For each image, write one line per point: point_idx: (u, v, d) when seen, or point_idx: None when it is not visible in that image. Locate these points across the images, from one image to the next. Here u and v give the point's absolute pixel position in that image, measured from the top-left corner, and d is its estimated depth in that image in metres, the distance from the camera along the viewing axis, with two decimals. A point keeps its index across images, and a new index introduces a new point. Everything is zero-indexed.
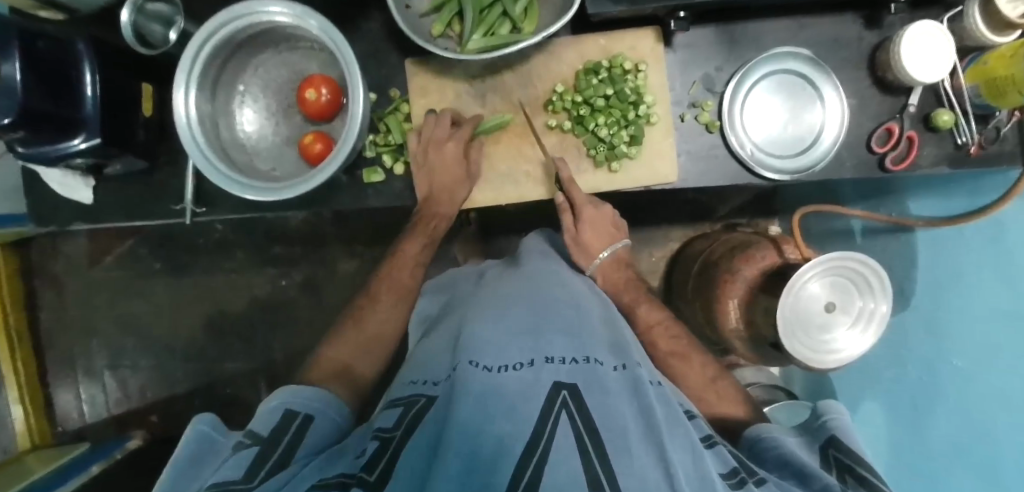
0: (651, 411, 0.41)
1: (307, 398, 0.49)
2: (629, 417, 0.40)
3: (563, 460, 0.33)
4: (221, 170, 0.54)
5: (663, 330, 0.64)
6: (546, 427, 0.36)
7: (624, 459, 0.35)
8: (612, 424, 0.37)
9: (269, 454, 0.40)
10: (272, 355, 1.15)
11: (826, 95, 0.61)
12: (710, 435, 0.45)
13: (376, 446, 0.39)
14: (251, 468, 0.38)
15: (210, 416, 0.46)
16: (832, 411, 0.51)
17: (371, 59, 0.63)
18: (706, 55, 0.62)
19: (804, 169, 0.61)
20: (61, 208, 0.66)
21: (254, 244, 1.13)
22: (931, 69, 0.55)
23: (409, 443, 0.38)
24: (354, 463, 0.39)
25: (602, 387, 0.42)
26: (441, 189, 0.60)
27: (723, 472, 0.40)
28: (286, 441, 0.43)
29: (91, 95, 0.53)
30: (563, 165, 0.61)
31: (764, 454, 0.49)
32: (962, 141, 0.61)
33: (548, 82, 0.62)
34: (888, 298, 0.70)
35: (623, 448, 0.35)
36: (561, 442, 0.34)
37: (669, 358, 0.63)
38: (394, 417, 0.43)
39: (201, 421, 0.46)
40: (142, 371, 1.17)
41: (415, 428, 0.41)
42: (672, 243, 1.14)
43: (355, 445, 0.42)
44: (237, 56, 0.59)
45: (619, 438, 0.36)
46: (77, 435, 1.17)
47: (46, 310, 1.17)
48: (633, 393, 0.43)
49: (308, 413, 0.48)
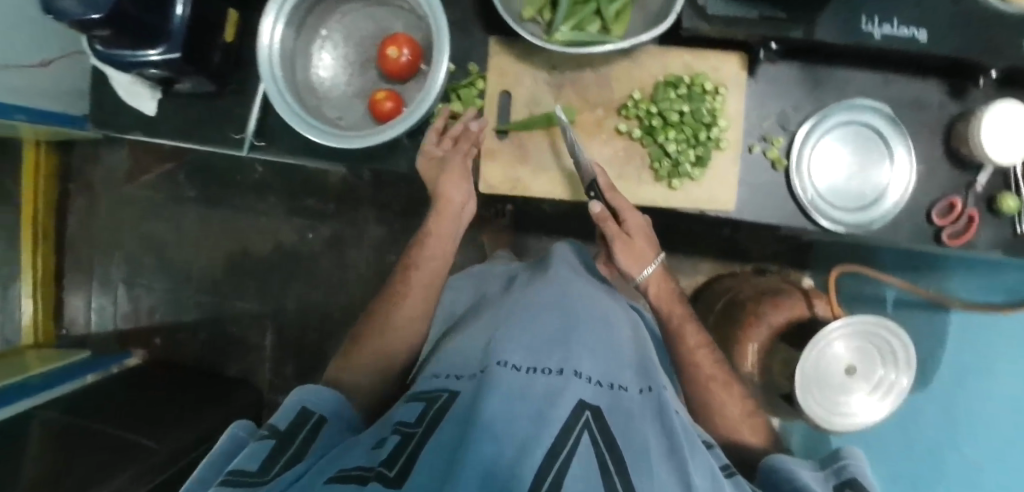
0: (674, 435, 0.42)
1: (326, 400, 0.49)
2: (650, 443, 0.41)
3: (584, 479, 0.34)
4: (293, 107, 0.55)
5: (708, 354, 0.61)
6: (568, 441, 0.36)
7: (644, 482, 0.36)
8: (632, 445, 0.39)
9: (285, 449, 0.41)
10: (283, 303, 1.15)
11: (896, 154, 0.60)
12: (729, 464, 0.44)
13: (397, 440, 0.39)
14: (265, 463, 0.38)
15: (246, 424, 0.46)
16: (854, 457, 0.46)
17: (456, 30, 0.63)
18: (787, 93, 0.61)
19: (861, 225, 0.60)
20: (122, 113, 0.67)
21: (289, 192, 1.14)
22: (1007, 151, 0.54)
23: (429, 442, 0.38)
24: (370, 453, 0.39)
25: (626, 412, 0.42)
26: None
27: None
28: (302, 437, 0.44)
29: (180, 14, 0.53)
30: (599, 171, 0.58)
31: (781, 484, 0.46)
32: (1021, 230, 0.60)
33: (625, 87, 0.61)
34: (910, 373, 0.70)
35: (644, 472, 0.37)
36: (582, 457, 0.36)
37: (708, 382, 0.60)
38: (416, 412, 0.43)
39: (239, 427, 0.45)
40: (155, 293, 1.18)
41: (435, 426, 0.40)
42: (701, 276, 1.12)
43: (372, 435, 0.42)
44: (326, 0, 0.60)
45: (640, 459, 0.38)
46: (78, 341, 1.18)
47: (74, 214, 1.18)
48: (657, 416, 0.44)
49: (323, 415, 0.48)
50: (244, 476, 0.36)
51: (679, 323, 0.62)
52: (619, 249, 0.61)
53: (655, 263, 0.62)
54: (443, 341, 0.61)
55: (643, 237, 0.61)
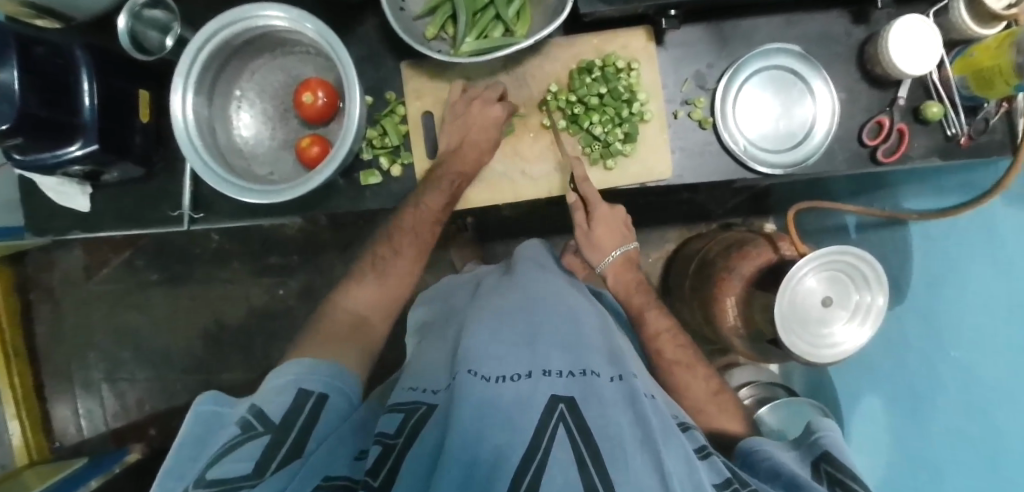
0: (647, 420, 0.40)
1: (321, 376, 0.48)
2: (625, 425, 0.40)
3: (561, 471, 0.33)
4: (216, 169, 0.54)
5: (669, 338, 0.63)
6: (543, 438, 0.37)
7: (620, 467, 0.35)
8: (607, 432, 0.38)
9: (282, 441, 0.40)
10: (270, 364, 1.14)
11: (815, 89, 0.61)
12: (704, 445, 0.44)
13: (379, 452, 0.39)
14: (260, 461, 0.38)
15: (213, 394, 0.45)
16: (827, 428, 0.49)
17: (366, 63, 0.63)
18: (698, 53, 0.63)
19: (796, 163, 0.61)
20: (55, 217, 0.66)
21: (252, 253, 1.13)
22: (918, 62, 0.55)
23: (411, 449, 0.39)
24: (354, 465, 0.39)
25: (599, 398, 0.42)
26: (472, 142, 0.60)
27: (717, 483, 0.39)
28: (297, 427, 0.43)
29: (89, 104, 0.52)
30: (579, 164, 0.61)
31: (759, 465, 0.47)
32: (952, 133, 0.61)
33: (542, 82, 0.63)
34: (884, 292, 0.70)
35: (619, 456, 0.36)
36: (558, 451, 0.35)
37: (673, 367, 0.61)
38: (395, 422, 0.43)
39: (210, 399, 0.45)
40: (140, 383, 1.17)
41: (417, 434, 0.41)
42: (669, 243, 1.15)
43: (354, 442, 0.43)
44: (234, 61, 0.60)
45: (616, 448, 0.37)
46: (74, 449, 1.17)
47: (43, 324, 1.17)
48: (630, 403, 0.43)
49: (322, 392, 0.47)
50: (238, 481, 0.35)
51: (640, 310, 0.65)
52: (594, 228, 0.64)
53: (621, 251, 0.66)
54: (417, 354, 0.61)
55: (614, 219, 0.65)
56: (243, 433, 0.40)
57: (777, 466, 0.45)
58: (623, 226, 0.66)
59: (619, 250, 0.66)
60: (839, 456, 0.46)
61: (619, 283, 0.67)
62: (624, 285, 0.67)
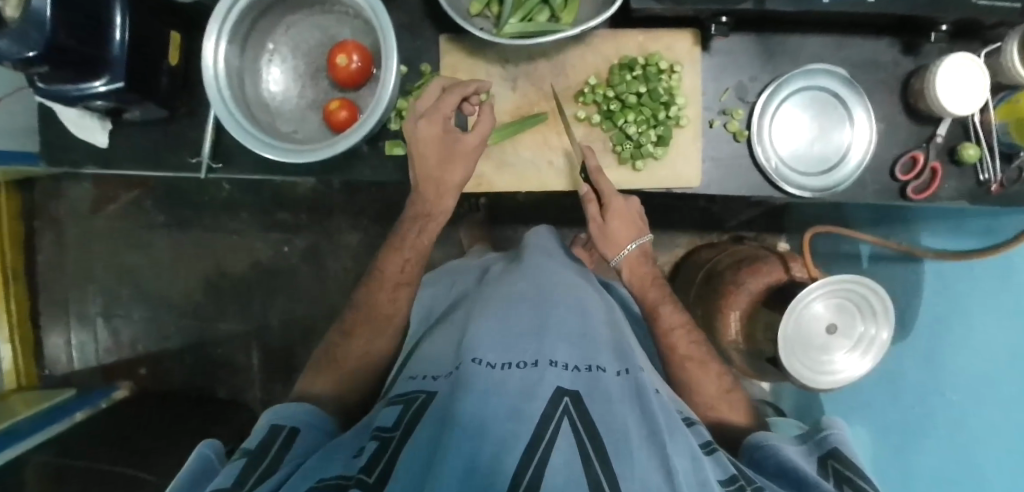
0: (653, 416, 0.41)
1: (293, 413, 0.50)
2: (631, 422, 0.40)
3: (564, 466, 0.34)
4: (242, 123, 0.53)
5: (685, 333, 0.63)
6: (547, 429, 0.37)
7: (626, 462, 0.35)
8: (612, 427, 0.38)
9: (258, 461, 0.43)
10: (267, 320, 1.14)
11: (855, 116, 0.60)
12: (710, 442, 0.45)
13: (376, 447, 0.40)
14: (239, 480, 0.40)
15: (207, 442, 0.47)
16: (835, 427, 0.51)
17: (405, 31, 0.62)
18: (742, 64, 0.61)
19: (826, 188, 0.60)
20: (72, 148, 0.65)
21: (261, 208, 1.13)
22: (964, 102, 0.54)
23: (408, 444, 0.39)
24: (350, 463, 0.40)
25: (605, 395, 0.42)
26: (427, 175, 0.57)
27: (723, 478, 0.40)
28: (274, 451, 0.44)
29: (119, 39, 0.51)
30: (591, 153, 0.59)
31: (766, 464, 0.48)
32: (984, 178, 0.60)
33: (581, 74, 0.62)
34: (890, 327, 0.69)
35: (625, 451, 0.36)
36: (562, 446, 0.35)
37: (685, 361, 0.62)
38: (394, 416, 0.45)
39: (206, 446, 0.47)
40: (135, 323, 1.17)
41: (414, 428, 0.42)
42: (678, 249, 1.15)
43: (352, 443, 0.44)
44: (270, 14, 0.58)
45: (622, 443, 0.37)
46: (63, 380, 1.17)
47: (44, 252, 1.16)
48: (637, 398, 0.44)
49: (294, 426, 0.49)
50: None
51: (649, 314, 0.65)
52: (608, 224, 0.61)
53: (636, 244, 0.63)
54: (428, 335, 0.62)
55: (628, 216, 0.61)
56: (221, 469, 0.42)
57: (784, 464, 0.46)
58: (637, 220, 0.63)
59: (634, 244, 0.63)
60: (849, 457, 0.47)
61: (632, 278, 0.65)
62: (638, 280, 0.64)
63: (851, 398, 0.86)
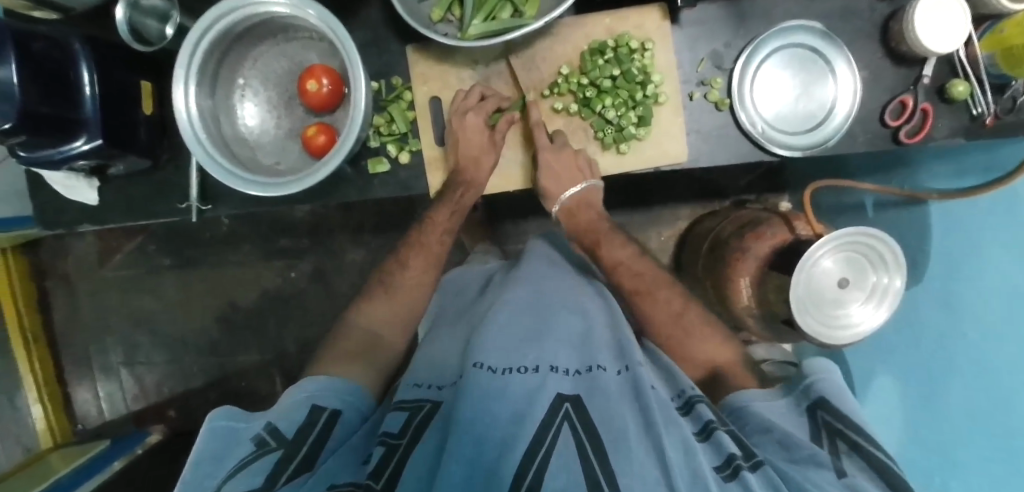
0: (650, 410, 0.40)
1: (333, 392, 0.50)
2: (628, 416, 0.40)
3: (562, 468, 0.34)
4: (218, 160, 0.53)
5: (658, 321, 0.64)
6: (547, 434, 0.37)
7: (624, 459, 0.35)
8: (611, 425, 0.38)
9: (293, 456, 0.41)
10: (284, 345, 1.16)
11: (837, 69, 0.59)
12: (710, 422, 0.43)
13: (382, 452, 0.40)
14: (271, 475, 0.38)
15: (225, 409, 0.44)
16: (817, 372, 0.49)
17: (371, 48, 0.62)
18: (714, 31, 0.60)
19: (818, 144, 0.59)
20: (64, 210, 0.66)
21: (262, 237, 1.14)
22: (944, 40, 0.52)
23: (416, 447, 0.40)
24: (360, 470, 0.40)
25: (604, 392, 0.42)
26: (468, 159, 0.60)
27: (719, 463, 0.39)
28: (310, 441, 0.44)
29: (89, 92, 0.51)
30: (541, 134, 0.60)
31: (748, 422, 0.48)
32: (977, 112, 0.58)
33: (553, 64, 0.61)
34: (902, 273, 0.68)
35: (623, 448, 0.36)
36: (561, 449, 0.36)
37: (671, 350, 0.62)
38: (399, 422, 0.45)
39: (219, 416, 0.44)
40: (158, 367, 1.19)
41: (420, 435, 0.42)
42: (681, 222, 1.14)
43: (359, 449, 0.44)
44: (236, 50, 0.58)
45: (619, 439, 0.37)
46: (96, 432, 1.20)
47: (60, 310, 1.19)
48: (634, 393, 0.43)
49: (336, 409, 0.49)
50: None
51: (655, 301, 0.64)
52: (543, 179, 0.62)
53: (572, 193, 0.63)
54: (429, 344, 0.62)
55: (575, 194, 0.63)
56: (257, 449, 0.41)
57: (767, 421, 0.46)
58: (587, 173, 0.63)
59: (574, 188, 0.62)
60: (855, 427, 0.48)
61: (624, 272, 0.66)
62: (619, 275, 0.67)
63: (870, 347, 0.85)
